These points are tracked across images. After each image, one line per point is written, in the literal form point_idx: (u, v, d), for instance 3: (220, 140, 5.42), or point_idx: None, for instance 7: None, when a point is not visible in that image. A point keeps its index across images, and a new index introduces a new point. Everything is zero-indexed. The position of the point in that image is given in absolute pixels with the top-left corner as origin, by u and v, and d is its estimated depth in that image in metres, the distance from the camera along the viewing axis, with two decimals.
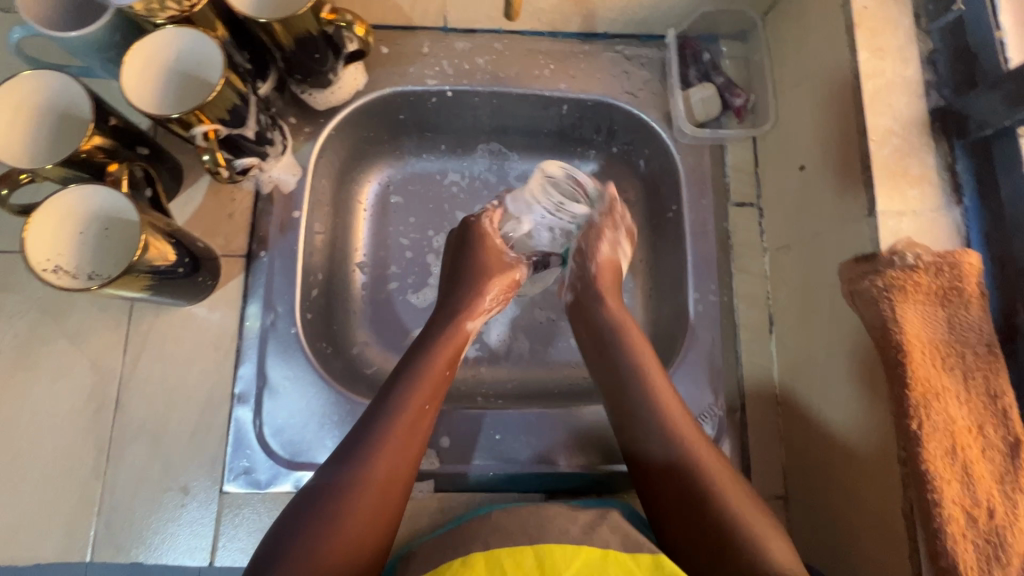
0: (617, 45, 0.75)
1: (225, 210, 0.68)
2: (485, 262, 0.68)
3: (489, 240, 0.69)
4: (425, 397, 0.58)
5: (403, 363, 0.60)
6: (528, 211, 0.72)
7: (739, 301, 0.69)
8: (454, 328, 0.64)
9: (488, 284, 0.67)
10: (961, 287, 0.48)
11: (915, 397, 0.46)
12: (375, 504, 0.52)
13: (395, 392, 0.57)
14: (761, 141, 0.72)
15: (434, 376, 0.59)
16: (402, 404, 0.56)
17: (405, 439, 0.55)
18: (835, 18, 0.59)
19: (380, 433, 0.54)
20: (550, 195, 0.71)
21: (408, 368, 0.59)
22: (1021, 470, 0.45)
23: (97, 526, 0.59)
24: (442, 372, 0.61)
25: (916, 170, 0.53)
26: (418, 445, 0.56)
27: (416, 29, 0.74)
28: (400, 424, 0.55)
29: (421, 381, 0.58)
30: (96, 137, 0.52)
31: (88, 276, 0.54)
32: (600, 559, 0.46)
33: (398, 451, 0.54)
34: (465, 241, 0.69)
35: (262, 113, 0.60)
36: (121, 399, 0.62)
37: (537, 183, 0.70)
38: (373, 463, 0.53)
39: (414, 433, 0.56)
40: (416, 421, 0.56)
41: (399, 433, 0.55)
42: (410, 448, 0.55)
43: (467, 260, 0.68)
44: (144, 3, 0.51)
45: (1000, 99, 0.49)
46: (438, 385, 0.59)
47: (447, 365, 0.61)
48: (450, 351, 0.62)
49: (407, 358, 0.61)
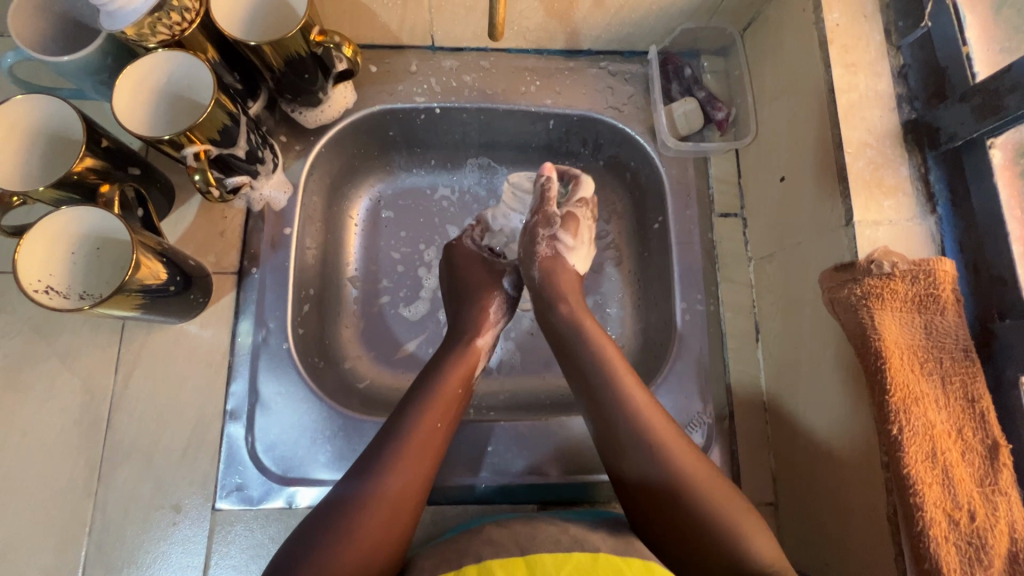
0: (601, 61, 0.77)
1: (215, 228, 0.68)
2: (481, 280, 0.71)
3: (479, 261, 0.73)
4: (439, 415, 0.59)
5: (418, 382, 0.62)
6: (511, 220, 0.77)
7: (725, 310, 0.71)
8: (467, 348, 0.65)
9: (489, 297, 0.70)
10: (937, 293, 0.49)
11: (894, 402, 0.47)
12: (387, 521, 0.52)
13: (411, 410, 0.58)
14: (743, 153, 0.74)
15: (446, 393, 0.60)
16: (415, 421, 0.57)
17: (420, 456, 0.56)
18: (810, 35, 0.60)
19: (394, 451, 0.55)
20: (521, 198, 0.77)
21: (421, 388, 0.60)
22: (1000, 472, 0.46)
23: (88, 546, 0.59)
24: (456, 391, 0.61)
25: (890, 181, 0.54)
26: (432, 463, 0.57)
27: (404, 48, 0.75)
28: (415, 443, 0.56)
29: (434, 397, 0.59)
30: (87, 159, 0.53)
31: (79, 297, 0.55)
32: (590, 561, 0.47)
33: (411, 468, 0.55)
34: (454, 263, 0.73)
35: (252, 132, 0.61)
36: (113, 418, 0.62)
37: (507, 194, 0.77)
38: (385, 482, 0.53)
39: (428, 451, 0.57)
40: (431, 438, 0.57)
41: (412, 451, 0.56)
42: (422, 465, 0.56)
43: (462, 280, 0.71)
44: (137, 28, 0.51)
45: (968, 111, 0.51)
46: (452, 403, 0.60)
47: (460, 384, 0.62)
48: (464, 369, 0.63)
49: (420, 379, 0.62)
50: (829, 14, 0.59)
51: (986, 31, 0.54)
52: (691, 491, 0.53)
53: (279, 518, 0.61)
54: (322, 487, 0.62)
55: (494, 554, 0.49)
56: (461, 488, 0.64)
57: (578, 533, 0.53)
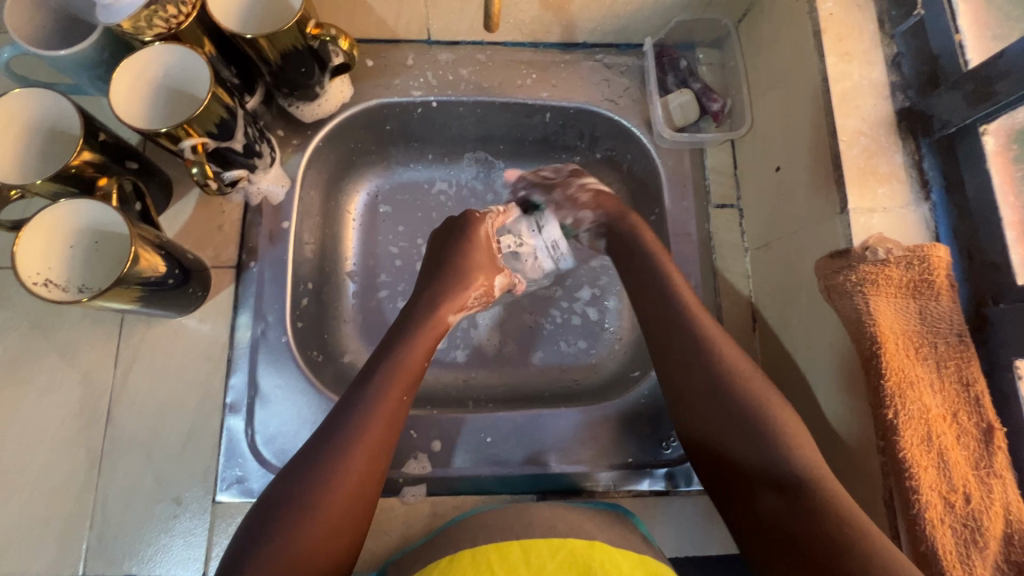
0: (597, 54, 0.77)
1: (214, 222, 0.69)
2: (477, 261, 0.68)
3: (484, 243, 0.69)
4: (393, 384, 0.57)
5: (382, 351, 0.60)
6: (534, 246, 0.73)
7: (721, 301, 0.71)
8: (436, 320, 0.64)
9: (473, 276, 0.67)
10: (931, 279, 0.50)
11: (890, 386, 0.47)
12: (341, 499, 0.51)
13: (374, 381, 0.57)
14: (738, 144, 0.75)
15: (411, 364, 0.59)
16: (379, 391, 0.56)
17: (376, 429, 0.54)
18: (803, 25, 0.61)
19: (351, 428, 0.54)
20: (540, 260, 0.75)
21: (380, 360, 0.59)
22: (995, 455, 0.47)
23: (90, 539, 0.59)
24: (415, 361, 0.60)
25: (885, 168, 0.55)
26: (388, 434, 0.55)
27: (401, 42, 0.75)
28: (370, 416, 0.55)
29: (399, 369, 0.58)
30: (86, 152, 0.53)
31: (78, 289, 0.55)
32: (586, 547, 0.48)
33: (367, 442, 0.54)
34: (457, 233, 0.70)
35: (249, 126, 0.61)
36: (113, 412, 0.62)
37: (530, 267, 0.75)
38: (343, 459, 0.52)
39: (385, 421, 0.55)
40: (387, 410, 0.56)
41: (368, 424, 0.54)
42: (384, 436, 0.55)
43: (456, 254, 0.68)
44: (133, 21, 0.51)
45: (960, 98, 0.52)
46: (415, 373, 0.59)
47: (418, 353, 0.61)
48: (429, 338, 0.62)
49: (379, 352, 0.60)
50: (822, 4, 0.59)
51: (978, 20, 0.55)
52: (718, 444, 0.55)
53: None
54: None
55: (491, 538, 0.50)
56: (460, 480, 0.64)
57: (574, 518, 0.53)
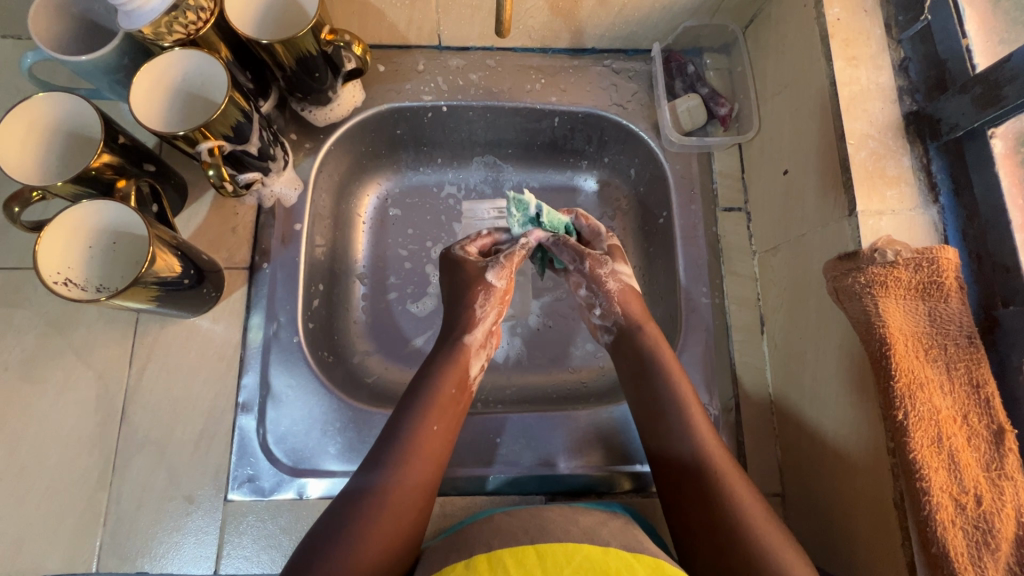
0: (605, 59, 0.78)
1: (227, 225, 0.70)
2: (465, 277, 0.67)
3: (467, 259, 0.68)
4: (436, 418, 0.59)
5: (414, 387, 0.62)
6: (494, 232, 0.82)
7: (729, 304, 0.71)
8: (455, 347, 0.65)
9: (473, 292, 0.67)
10: (940, 280, 0.50)
11: (899, 388, 0.47)
12: (392, 514, 0.53)
13: (406, 418, 0.59)
14: (745, 148, 0.75)
15: (443, 399, 0.61)
16: (412, 429, 0.58)
17: (421, 457, 0.57)
18: (811, 30, 0.62)
19: (401, 449, 0.57)
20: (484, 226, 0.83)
21: (418, 391, 0.61)
22: (1006, 457, 0.46)
23: (103, 536, 0.60)
24: (454, 394, 0.62)
25: (893, 171, 0.55)
26: (436, 463, 0.58)
27: (412, 49, 0.77)
28: (416, 442, 0.57)
29: (433, 406, 0.60)
30: (105, 155, 0.54)
31: (96, 288, 0.57)
32: (600, 553, 0.47)
33: (418, 464, 0.57)
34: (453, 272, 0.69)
35: (264, 130, 0.62)
36: (127, 410, 0.63)
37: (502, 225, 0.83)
38: (398, 474, 0.55)
39: (430, 454, 0.58)
40: (430, 443, 0.58)
41: (416, 454, 0.57)
42: (422, 473, 0.56)
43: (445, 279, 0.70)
44: (153, 27, 0.53)
45: (968, 101, 0.52)
46: (447, 409, 0.61)
47: (454, 386, 0.62)
48: (457, 373, 0.63)
49: (417, 378, 0.63)
50: (829, 9, 0.60)
51: (985, 24, 0.55)
52: (700, 479, 0.56)
53: (290, 510, 0.61)
54: (333, 479, 0.62)
55: (504, 541, 0.50)
56: (471, 481, 0.64)
57: (588, 523, 0.53)
